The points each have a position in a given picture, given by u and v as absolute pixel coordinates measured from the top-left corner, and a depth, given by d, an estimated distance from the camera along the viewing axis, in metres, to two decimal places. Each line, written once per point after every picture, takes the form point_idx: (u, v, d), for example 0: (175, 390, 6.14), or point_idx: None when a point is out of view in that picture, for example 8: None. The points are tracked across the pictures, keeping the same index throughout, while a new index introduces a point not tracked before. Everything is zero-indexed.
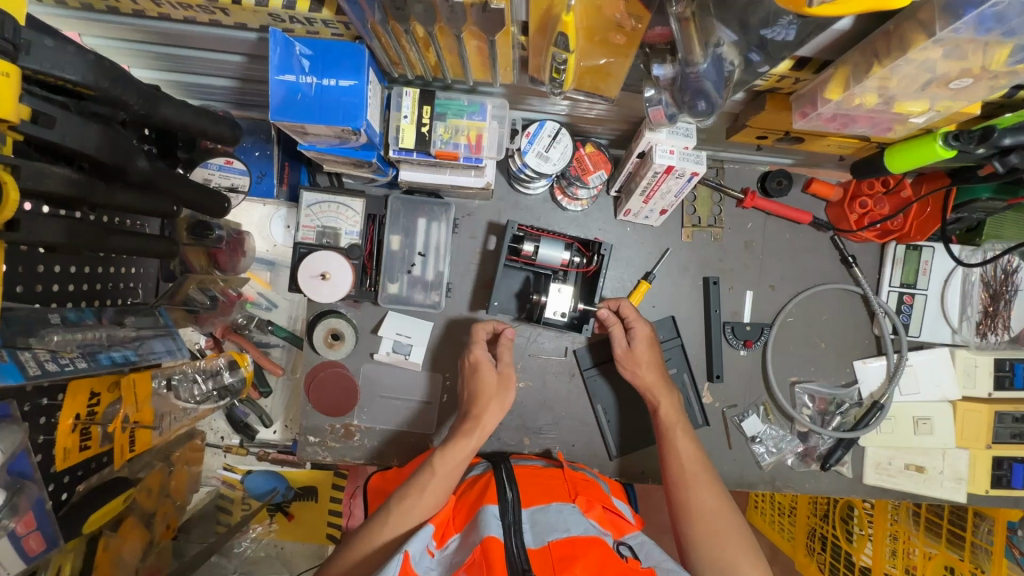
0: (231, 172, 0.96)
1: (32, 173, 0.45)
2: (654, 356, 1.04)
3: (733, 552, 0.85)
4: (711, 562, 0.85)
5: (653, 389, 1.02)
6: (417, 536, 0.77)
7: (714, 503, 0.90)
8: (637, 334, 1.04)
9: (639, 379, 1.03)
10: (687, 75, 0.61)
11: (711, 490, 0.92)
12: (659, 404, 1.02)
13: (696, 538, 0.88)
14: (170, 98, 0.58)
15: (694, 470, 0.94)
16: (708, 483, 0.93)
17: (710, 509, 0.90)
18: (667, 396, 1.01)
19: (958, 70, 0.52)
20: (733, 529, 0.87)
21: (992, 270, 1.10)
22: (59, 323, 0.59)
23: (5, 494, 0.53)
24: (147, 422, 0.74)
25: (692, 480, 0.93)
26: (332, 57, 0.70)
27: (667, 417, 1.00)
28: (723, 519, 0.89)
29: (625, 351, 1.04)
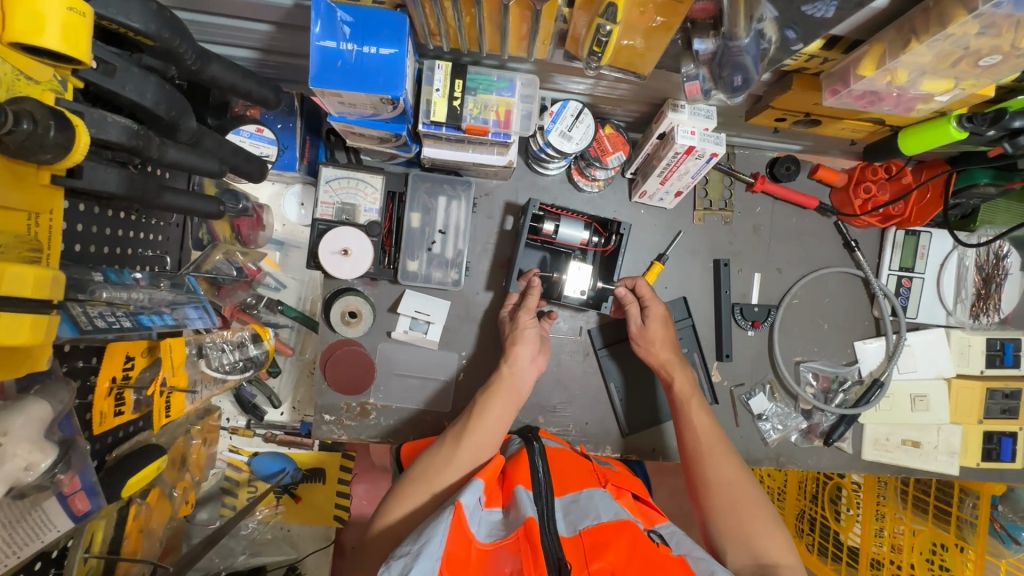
0: (262, 141, 0.96)
1: (94, 121, 0.45)
2: (668, 335, 1.05)
3: (753, 521, 0.88)
4: (732, 533, 0.89)
5: (668, 366, 1.04)
6: (470, 488, 0.82)
7: (732, 475, 0.93)
8: (653, 312, 1.05)
9: (653, 358, 1.05)
10: (729, 48, 0.64)
11: (730, 462, 0.95)
12: (674, 380, 1.03)
13: (716, 509, 0.91)
14: (220, 57, 0.58)
15: (710, 443, 0.97)
16: (726, 455, 0.96)
17: (729, 481, 0.93)
18: (681, 373, 1.03)
19: (989, 46, 0.56)
20: (752, 499, 0.91)
21: (985, 254, 1.16)
22: (104, 282, 0.58)
23: (59, 452, 0.54)
24: (182, 386, 0.72)
25: (708, 453, 0.96)
26: (373, 26, 0.70)
27: (682, 392, 1.02)
28: (742, 489, 0.91)
29: (639, 329, 1.05)
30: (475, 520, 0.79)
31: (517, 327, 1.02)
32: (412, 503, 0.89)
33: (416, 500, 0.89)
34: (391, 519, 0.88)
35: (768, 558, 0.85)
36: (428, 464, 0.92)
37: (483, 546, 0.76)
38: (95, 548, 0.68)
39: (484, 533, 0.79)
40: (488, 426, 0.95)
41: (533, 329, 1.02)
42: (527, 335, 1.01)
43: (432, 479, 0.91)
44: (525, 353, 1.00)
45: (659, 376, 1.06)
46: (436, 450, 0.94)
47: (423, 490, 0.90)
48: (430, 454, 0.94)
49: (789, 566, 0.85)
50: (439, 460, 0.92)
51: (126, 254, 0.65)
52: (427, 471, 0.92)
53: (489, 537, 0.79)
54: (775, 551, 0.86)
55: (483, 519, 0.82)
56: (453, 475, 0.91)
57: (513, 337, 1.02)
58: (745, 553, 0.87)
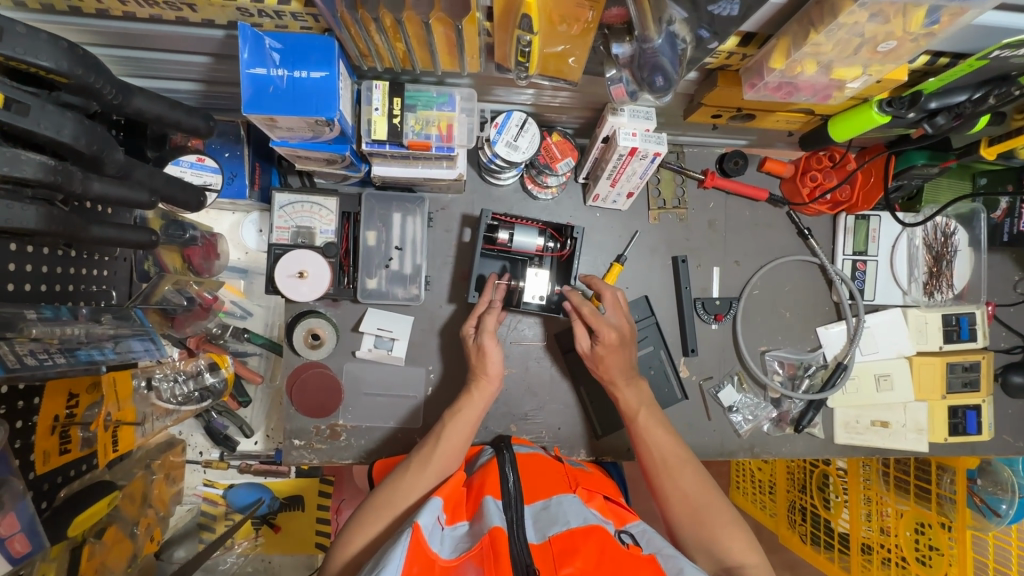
0: (204, 170, 0.96)
1: (7, 159, 0.46)
2: (620, 356, 1.01)
3: (713, 527, 0.89)
4: (698, 541, 0.89)
5: (615, 382, 1.03)
6: (427, 510, 0.83)
7: (688, 483, 0.94)
8: (602, 340, 0.99)
9: (601, 374, 1.04)
10: (645, 51, 0.66)
11: (685, 473, 0.95)
12: (624, 396, 1.03)
13: (679, 522, 0.92)
14: (143, 89, 0.59)
15: (663, 454, 0.97)
16: (681, 468, 0.95)
17: (684, 491, 0.93)
18: (626, 388, 1.02)
19: (883, 33, 0.59)
20: (712, 505, 0.91)
21: (932, 233, 1.19)
22: (36, 319, 0.58)
23: None
24: (130, 420, 0.78)
25: (662, 466, 0.96)
26: (302, 50, 0.71)
27: (629, 407, 1.02)
28: (700, 498, 0.92)
29: (590, 349, 1.03)
30: (435, 539, 0.79)
31: (482, 354, 1.01)
32: (372, 532, 0.88)
33: (378, 526, 0.88)
34: (355, 547, 0.87)
35: (732, 561, 0.86)
36: (394, 488, 0.92)
37: (445, 562, 0.75)
38: None
39: (447, 550, 0.79)
40: (450, 446, 0.96)
41: (497, 356, 1.02)
42: (495, 363, 1.01)
43: (397, 502, 0.91)
44: (495, 381, 1.02)
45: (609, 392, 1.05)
46: (401, 474, 0.94)
47: (385, 515, 0.89)
48: (396, 477, 0.94)
49: (754, 565, 0.85)
50: (404, 484, 0.92)
51: (67, 290, 0.65)
52: (391, 495, 0.92)
53: (452, 553, 0.78)
54: (737, 553, 0.86)
55: (447, 536, 0.82)
56: (415, 498, 0.91)
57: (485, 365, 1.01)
58: (710, 561, 0.87)
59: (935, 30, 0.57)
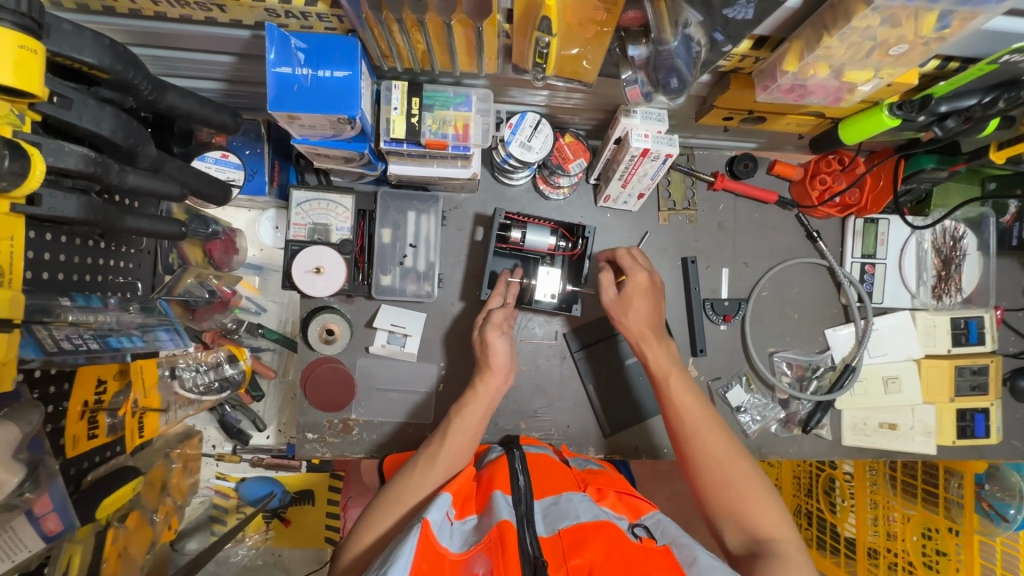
0: (227, 166, 0.99)
1: (52, 150, 0.48)
2: (647, 306, 1.02)
3: (744, 497, 0.87)
4: (726, 511, 0.88)
5: (645, 340, 1.01)
6: (436, 505, 0.84)
7: (718, 451, 0.91)
8: (634, 282, 1.03)
9: (631, 329, 1.02)
10: (660, 53, 0.68)
11: (715, 438, 0.92)
12: (654, 356, 1.00)
13: (708, 491, 0.90)
14: (175, 86, 0.61)
15: (694, 420, 0.94)
16: (710, 434, 0.93)
17: (715, 458, 0.91)
18: (656, 347, 1.01)
19: (895, 36, 0.60)
20: (742, 474, 0.89)
21: (941, 236, 1.19)
22: (71, 305, 0.60)
23: (27, 471, 0.56)
24: (155, 406, 0.79)
25: (692, 433, 0.93)
26: (326, 50, 0.73)
27: (659, 367, 0.99)
28: (729, 466, 0.90)
29: (615, 299, 1.05)
30: (444, 534, 0.80)
31: (489, 349, 1.02)
32: (382, 528, 0.88)
33: (388, 521, 0.89)
34: (364, 543, 0.87)
35: (762, 533, 0.84)
36: (402, 485, 0.93)
37: (455, 556, 0.77)
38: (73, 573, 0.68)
39: (457, 544, 0.80)
40: (457, 443, 0.96)
41: (504, 354, 1.02)
42: (502, 359, 1.02)
43: (406, 499, 0.91)
44: (500, 378, 1.02)
45: (639, 350, 1.02)
46: (410, 471, 0.95)
47: (395, 512, 0.90)
48: (405, 474, 0.95)
49: (783, 537, 0.83)
50: (412, 481, 0.93)
51: (95, 281, 0.68)
52: (400, 492, 0.92)
53: (461, 548, 0.80)
54: (768, 524, 0.85)
55: (456, 531, 0.83)
56: (423, 494, 0.92)
57: (487, 362, 1.02)
58: (740, 531, 0.86)
59: (946, 34, 0.59)
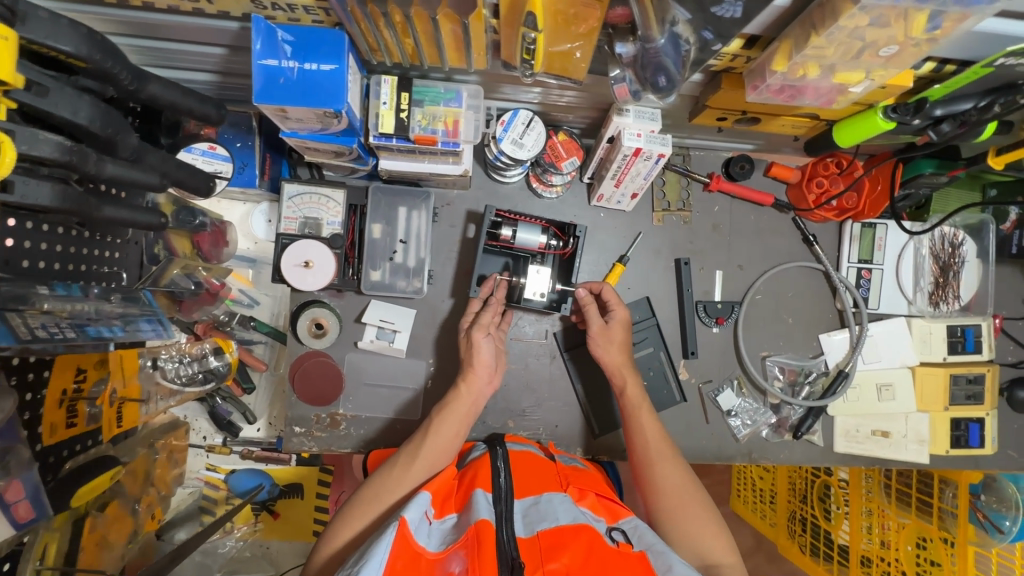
0: (215, 158, 0.99)
1: (26, 138, 0.48)
2: (625, 338, 1.06)
3: (699, 524, 0.91)
4: (680, 536, 0.91)
5: (619, 371, 1.05)
6: (415, 503, 0.83)
7: (680, 479, 0.95)
8: (614, 316, 1.07)
9: (608, 359, 1.05)
10: (647, 50, 0.67)
11: (674, 467, 0.96)
12: (626, 386, 1.04)
13: (664, 516, 0.93)
14: (157, 76, 0.61)
15: (659, 448, 0.98)
16: (672, 463, 0.97)
17: (676, 485, 0.94)
18: (632, 378, 1.04)
19: (885, 37, 0.59)
20: (697, 503, 0.92)
21: (939, 243, 1.18)
22: (49, 295, 0.61)
23: None
24: (135, 397, 0.80)
25: (657, 458, 0.97)
26: (313, 43, 0.73)
27: (632, 398, 1.03)
28: (686, 494, 0.93)
29: (600, 328, 1.06)
30: (422, 533, 0.80)
31: (472, 347, 1.01)
32: (358, 526, 0.89)
33: (365, 519, 0.89)
34: (340, 540, 0.87)
35: (712, 559, 0.89)
36: (381, 482, 0.92)
37: (432, 555, 0.76)
38: (48, 561, 0.72)
39: (434, 543, 0.79)
40: (438, 442, 0.95)
41: (487, 352, 1.01)
42: (483, 355, 1.01)
43: (384, 497, 0.91)
44: (482, 378, 1.01)
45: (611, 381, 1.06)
46: (389, 468, 0.94)
47: (374, 509, 0.90)
48: (384, 470, 0.94)
49: (730, 565, 0.89)
50: (391, 479, 0.92)
51: (80, 270, 0.66)
52: (378, 490, 0.92)
53: (439, 546, 0.79)
54: (718, 551, 0.89)
55: (434, 530, 0.82)
56: (402, 493, 0.92)
57: (470, 359, 1.01)
58: (693, 555, 0.89)
59: (937, 35, 0.58)
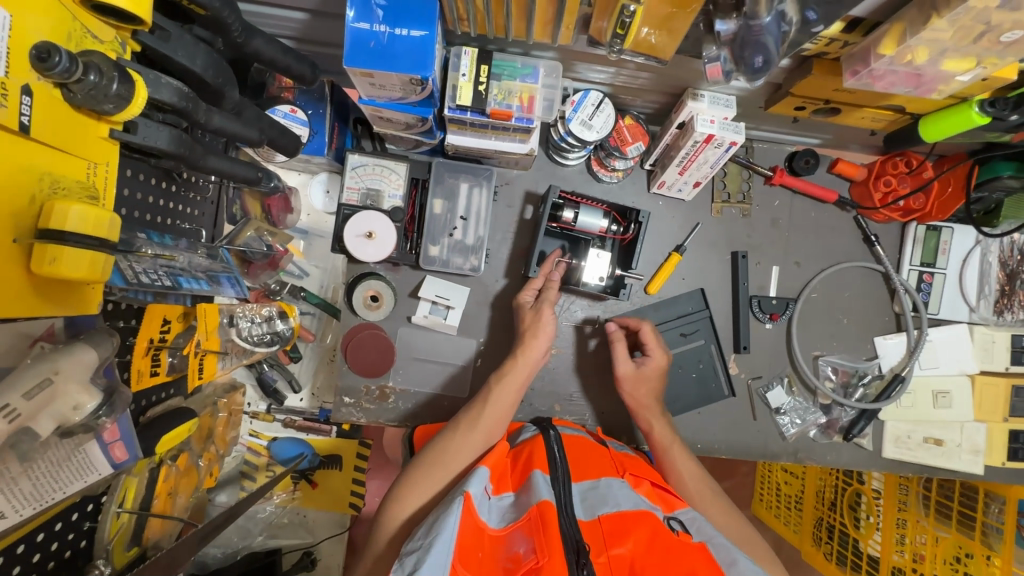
0: (296, 121, 0.95)
1: (150, 80, 0.49)
2: (658, 381, 1.05)
3: (749, 561, 0.87)
4: None
5: (646, 413, 1.04)
6: (476, 478, 0.83)
7: (722, 517, 0.92)
8: (653, 361, 1.05)
9: (634, 400, 1.05)
10: (750, 28, 0.65)
11: (714, 504, 0.93)
12: (653, 428, 1.03)
13: None
14: (262, 31, 0.61)
15: (696, 487, 0.96)
16: (710, 500, 0.94)
17: (720, 524, 0.91)
18: (660, 421, 1.03)
19: (1010, 21, 0.57)
20: (744, 538, 0.89)
21: (1007, 250, 1.14)
22: (148, 242, 0.62)
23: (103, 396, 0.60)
24: (215, 349, 0.80)
25: (696, 498, 0.94)
26: (406, 8, 0.73)
27: (661, 439, 1.01)
28: (733, 530, 0.90)
29: (631, 371, 1.05)
30: (484, 509, 0.81)
31: (538, 320, 1.01)
32: (425, 494, 0.88)
33: (428, 489, 0.88)
34: (406, 510, 0.86)
35: None
36: (442, 451, 0.92)
37: (495, 532, 0.77)
38: (126, 504, 0.75)
39: (495, 519, 0.80)
40: (495, 411, 0.95)
41: (550, 324, 1.02)
42: (547, 329, 1.01)
43: (447, 466, 0.90)
44: (540, 347, 1.01)
45: (638, 422, 1.05)
46: (447, 438, 0.94)
47: (438, 477, 0.89)
48: (442, 441, 0.94)
49: None
50: (452, 446, 0.92)
51: (167, 222, 0.68)
52: (438, 458, 0.91)
53: (500, 523, 0.79)
54: None
55: (493, 506, 0.83)
56: (463, 462, 0.91)
57: (532, 329, 1.01)
58: None
59: None
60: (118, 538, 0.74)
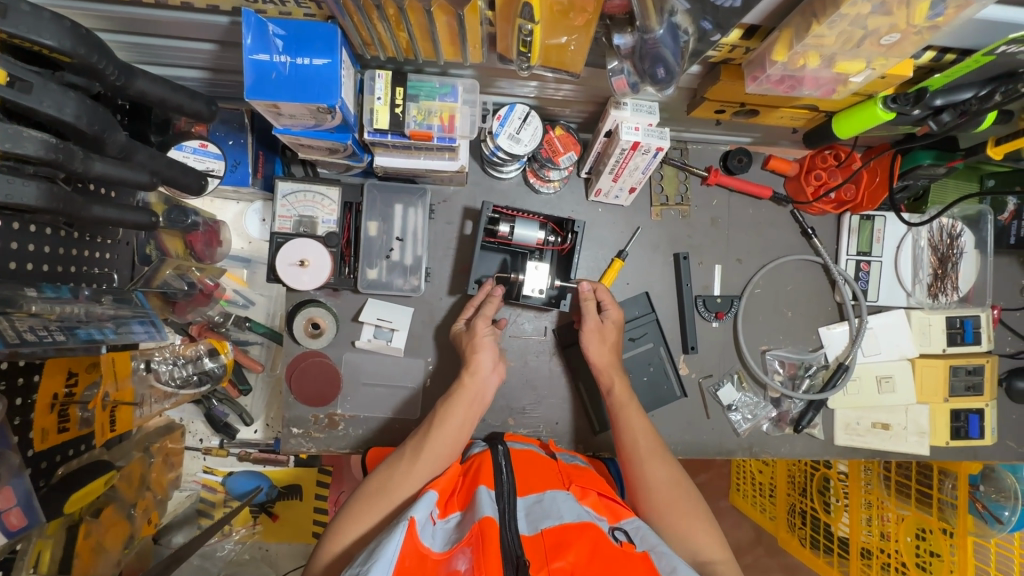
0: (207, 156, 0.99)
1: (9, 135, 0.47)
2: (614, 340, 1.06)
3: (689, 519, 0.89)
4: (671, 533, 0.89)
5: (608, 371, 1.04)
6: (422, 503, 0.83)
7: (669, 475, 0.94)
8: (608, 317, 1.06)
9: (597, 359, 1.05)
10: (646, 41, 0.66)
11: (665, 464, 0.95)
12: (613, 385, 1.04)
13: (655, 509, 0.91)
14: (146, 71, 0.60)
15: (648, 445, 0.97)
16: (660, 457, 0.96)
17: (667, 482, 0.93)
18: (620, 377, 1.04)
19: (886, 25, 0.59)
20: (686, 499, 0.91)
21: (938, 234, 1.17)
22: (37, 297, 0.60)
23: None
24: (127, 400, 0.84)
25: (647, 454, 0.96)
26: (305, 37, 0.72)
27: (620, 396, 1.02)
28: (677, 492, 0.92)
29: (595, 326, 1.06)
30: (427, 534, 0.79)
31: (474, 337, 1.03)
32: (368, 523, 0.88)
33: (373, 518, 0.88)
34: (347, 538, 0.86)
35: (705, 557, 0.87)
36: (387, 476, 0.92)
37: (437, 556, 0.75)
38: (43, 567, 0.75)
39: (439, 544, 0.78)
40: (444, 435, 0.94)
41: (489, 338, 1.03)
42: (485, 342, 1.02)
43: (391, 492, 0.90)
44: (481, 366, 1.00)
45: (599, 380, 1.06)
46: (393, 464, 0.93)
47: (382, 504, 0.89)
48: (389, 467, 0.93)
49: (723, 561, 0.87)
50: (397, 473, 0.91)
51: (70, 271, 0.67)
52: (384, 485, 0.91)
53: (444, 547, 0.78)
54: (710, 548, 0.87)
55: (437, 531, 0.82)
56: (410, 489, 0.91)
57: (471, 346, 1.02)
58: (685, 553, 0.87)
59: (939, 22, 0.58)
60: None
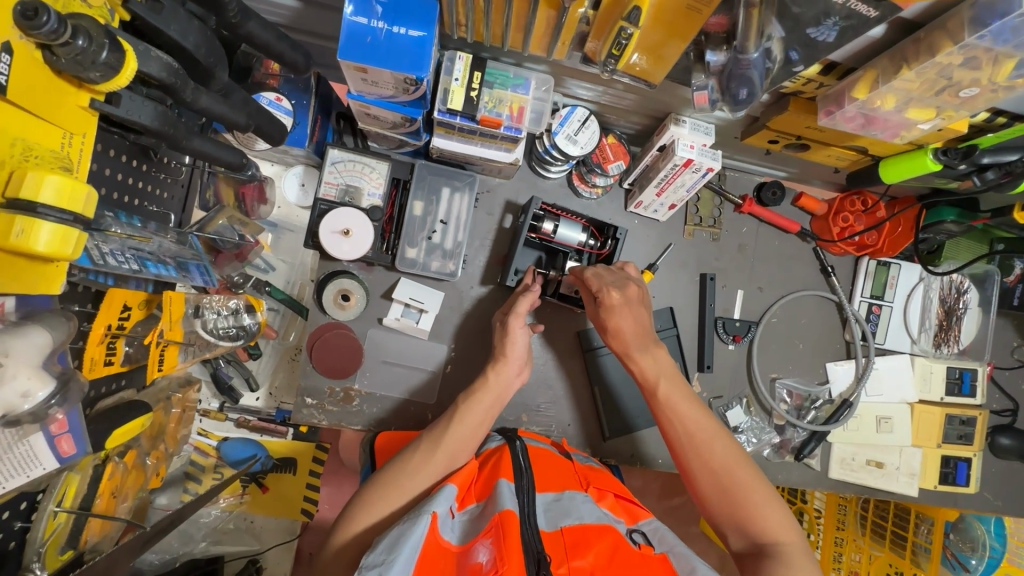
0: (278, 110, 0.94)
1: (139, 52, 0.50)
2: (637, 316, 0.97)
3: (750, 505, 0.85)
4: (731, 519, 0.86)
5: (631, 355, 0.96)
6: (442, 496, 0.82)
7: (725, 459, 0.88)
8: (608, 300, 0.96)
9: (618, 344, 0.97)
10: (739, 61, 0.69)
11: (717, 448, 0.89)
12: (644, 368, 0.95)
13: (709, 498, 0.88)
14: (259, 15, 0.60)
15: (695, 430, 0.90)
16: (710, 442, 0.89)
17: (720, 467, 0.87)
18: (647, 359, 0.95)
19: (970, 78, 0.63)
20: (746, 481, 0.86)
21: (948, 288, 1.24)
22: (114, 221, 0.61)
23: (59, 382, 0.60)
24: (178, 340, 0.81)
25: (694, 445, 0.90)
26: (404, 7, 0.73)
27: (650, 378, 0.95)
28: (733, 475, 0.86)
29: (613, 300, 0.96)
30: (447, 526, 0.79)
31: (505, 334, 1.01)
32: (380, 512, 0.85)
33: (385, 508, 0.86)
34: (358, 527, 0.84)
35: (767, 539, 0.83)
36: (400, 468, 0.89)
37: (456, 549, 0.75)
38: (66, 503, 0.73)
39: (457, 536, 0.79)
40: (465, 431, 0.93)
41: (518, 335, 1.01)
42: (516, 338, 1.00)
43: (405, 483, 0.88)
44: (512, 360, 1.00)
45: (629, 364, 0.98)
46: (409, 454, 0.91)
47: (394, 496, 0.87)
48: (404, 457, 0.91)
49: (790, 542, 0.83)
50: (412, 464, 0.89)
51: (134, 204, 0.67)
52: (398, 475, 0.89)
53: (462, 540, 0.78)
54: (775, 530, 0.83)
55: (455, 524, 0.81)
56: (424, 482, 0.89)
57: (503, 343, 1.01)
58: (742, 536, 0.85)
59: (1017, 83, 0.62)
60: (54, 538, 0.72)
